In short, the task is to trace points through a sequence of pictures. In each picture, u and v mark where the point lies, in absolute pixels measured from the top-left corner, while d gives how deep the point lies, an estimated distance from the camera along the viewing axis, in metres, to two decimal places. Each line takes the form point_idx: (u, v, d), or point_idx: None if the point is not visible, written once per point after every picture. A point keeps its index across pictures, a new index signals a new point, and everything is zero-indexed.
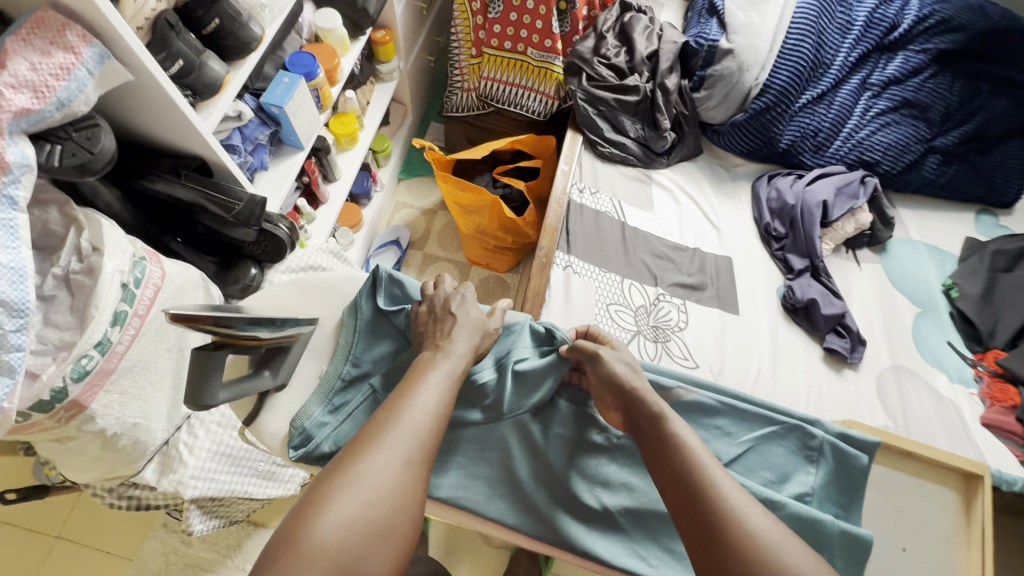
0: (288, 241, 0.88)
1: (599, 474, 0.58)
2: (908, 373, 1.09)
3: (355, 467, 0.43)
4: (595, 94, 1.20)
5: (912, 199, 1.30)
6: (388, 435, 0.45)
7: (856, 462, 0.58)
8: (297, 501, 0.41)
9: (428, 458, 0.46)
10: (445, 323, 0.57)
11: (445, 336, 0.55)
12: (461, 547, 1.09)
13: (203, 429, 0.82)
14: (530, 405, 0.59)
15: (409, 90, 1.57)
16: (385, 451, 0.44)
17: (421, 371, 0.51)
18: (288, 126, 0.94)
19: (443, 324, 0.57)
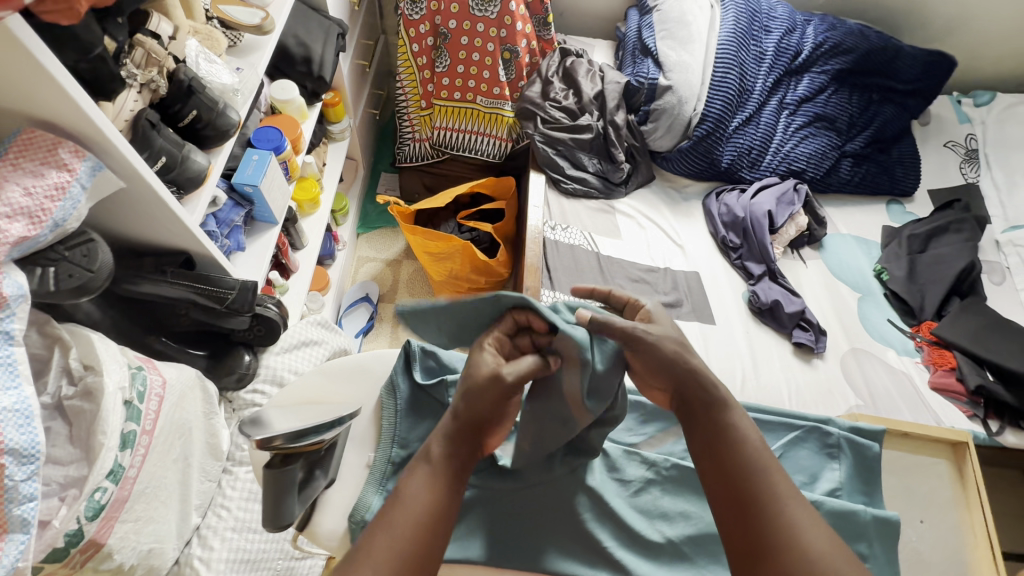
0: (281, 321, 0.85)
1: (653, 506, 0.61)
2: (865, 352, 1.23)
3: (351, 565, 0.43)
4: (552, 136, 1.26)
5: (836, 198, 1.47)
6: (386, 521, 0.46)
7: (869, 451, 0.65)
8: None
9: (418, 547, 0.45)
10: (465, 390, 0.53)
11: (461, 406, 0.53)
12: None
13: (218, 538, 0.76)
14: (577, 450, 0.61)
15: (359, 145, 1.56)
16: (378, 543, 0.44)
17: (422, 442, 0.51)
18: (262, 203, 0.91)
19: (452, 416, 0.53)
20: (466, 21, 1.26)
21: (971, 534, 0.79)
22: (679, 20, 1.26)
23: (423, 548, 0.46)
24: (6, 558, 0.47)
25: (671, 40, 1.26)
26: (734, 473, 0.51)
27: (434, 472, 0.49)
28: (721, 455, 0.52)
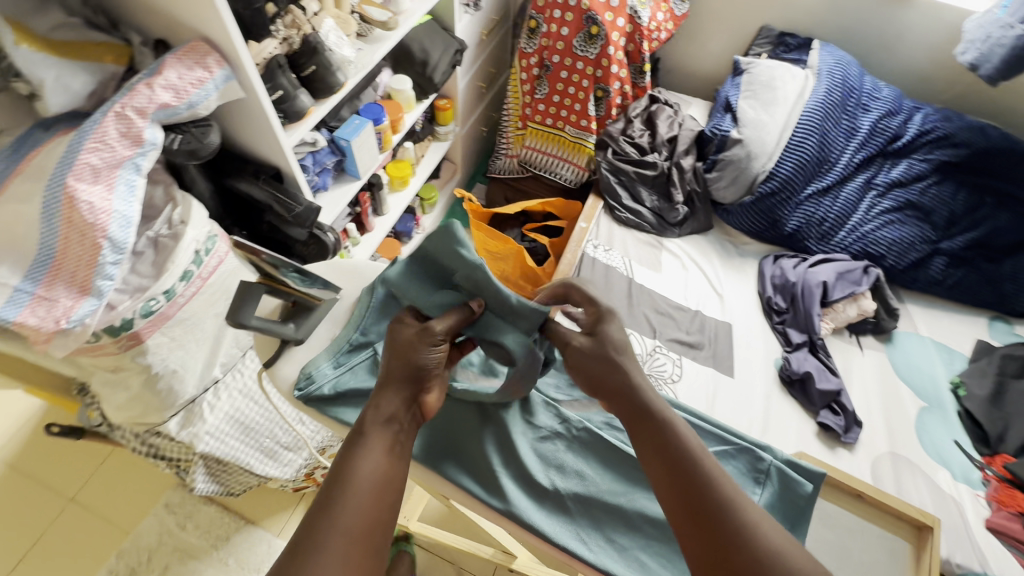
0: (332, 247, 1.04)
1: (551, 456, 0.65)
2: (906, 462, 1.08)
3: (312, 547, 0.44)
4: (617, 166, 1.37)
5: (923, 297, 1.33)
6: (337, 501, 0.47)
7: (800, 488, 0.62)
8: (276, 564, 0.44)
9: (374, 523, 0.47)
10: (403, 350, 0.56)
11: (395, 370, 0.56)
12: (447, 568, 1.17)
13: (226, 393, 0.94)
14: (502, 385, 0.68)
15: (460, 152, 1.79)
16: (336, 522, 0.46)
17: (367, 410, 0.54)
18: (350, 157, 1.13)
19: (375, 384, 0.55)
20: (569, 58, 1.41)
21: None
22: (766, 84, 1.31)
23: (377, 517, 0.48)
24: (80, 311, 0.67)
25: (754, 101, 1.31)
26: (681, 478, 0.50)
27: (380, 451, 0.51)
28: (658, 457, 0.51)
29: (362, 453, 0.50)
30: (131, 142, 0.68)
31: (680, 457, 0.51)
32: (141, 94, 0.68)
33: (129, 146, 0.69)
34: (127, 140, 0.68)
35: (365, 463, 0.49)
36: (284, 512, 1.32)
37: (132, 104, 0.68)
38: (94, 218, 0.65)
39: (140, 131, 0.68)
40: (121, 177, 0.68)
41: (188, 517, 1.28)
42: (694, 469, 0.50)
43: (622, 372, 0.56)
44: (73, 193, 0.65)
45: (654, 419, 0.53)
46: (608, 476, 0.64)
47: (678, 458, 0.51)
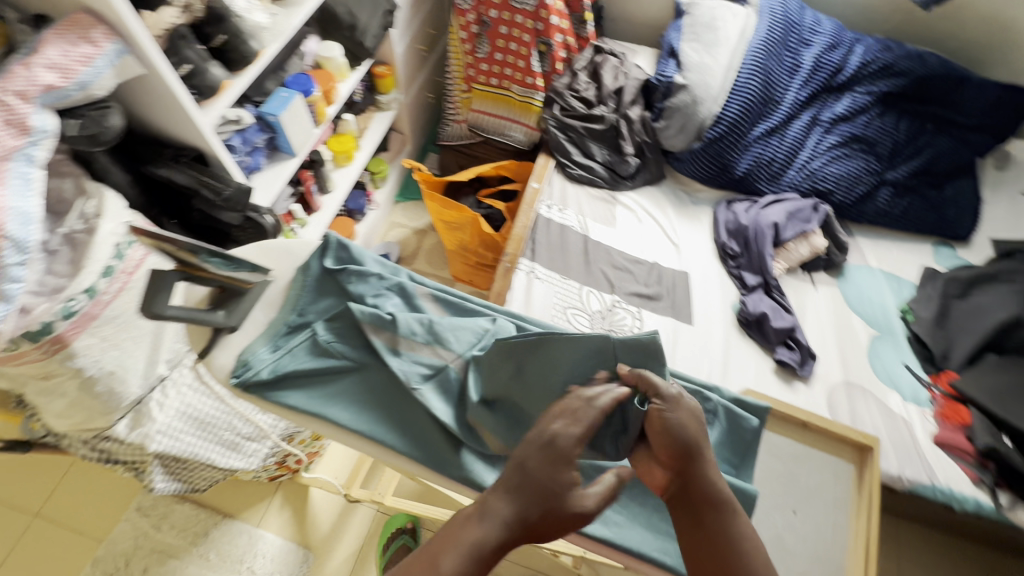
0: (272, 229, 1.01)
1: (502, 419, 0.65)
2: (859, 389, 1.12)
3: None
4: (565, 122, 1.35)
5: (871, 229, 1.37)
6: None
7: (746, 424, 0.64)
8: None
9: None
10: (558, 492, 0.48)
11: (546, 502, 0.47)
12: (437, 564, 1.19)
13: (175, 390, 0.91)
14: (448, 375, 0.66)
15: (408, 121, 1.72)
16: None
17: (491, 521, 0.47)
18: (282, 134, 1.07)
19: (509, 496, 0.48)
20: (507, 12, 1.35)
21: (853, 541, 0.74)
22: (707, 25, 1.29)
23: None
24: None
25: (696, 43, 1.29)
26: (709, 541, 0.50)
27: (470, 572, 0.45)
28: (704, 533, 0.51)
29: (446, 551, 0.46)
30: (17, 130, 0.63)
31: (724, 541, 0.50)
32: (19, 76, 0.62)
33: (15, 135, 0.63)
34: (12, 128, 0.62)
35: (447, 562, 0.45)
36: (262, 503, 1.31)
37: (10, 87, 0.62)
38: None
39: (25, 117, 0.63)
40: (12, 169, 0.63)
41: (162, 518, 1.26)
42: (737, 554, 0.50)
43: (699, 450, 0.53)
44: None
45: (716, 495, 0.52)
46: None
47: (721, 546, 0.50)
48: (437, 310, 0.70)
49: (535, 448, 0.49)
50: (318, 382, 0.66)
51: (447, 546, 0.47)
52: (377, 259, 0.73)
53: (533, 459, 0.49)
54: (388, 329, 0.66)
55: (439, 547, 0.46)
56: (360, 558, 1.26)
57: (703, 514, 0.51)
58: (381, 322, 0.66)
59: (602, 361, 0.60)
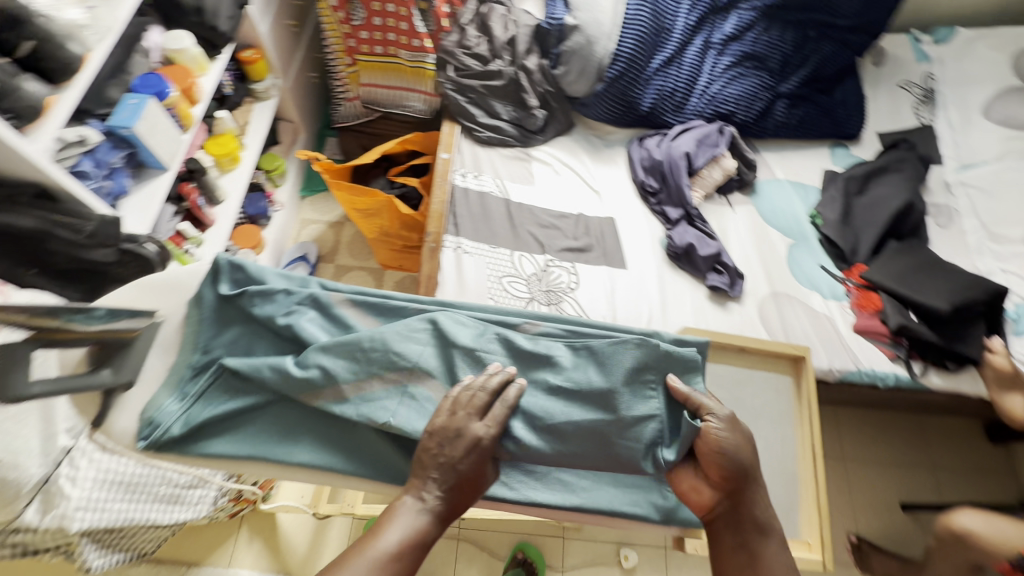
0: (157, 260, 0.90)
1: None
2: (785, 296, 1.18)
3: None
4: (462, 83, 1.27)
5: (774, 143, 1.42)
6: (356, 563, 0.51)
7: (690, 362, 0.66)
8: None
9: None
10: (480, 473, 0.57)
11: (470, 479, 0.57)
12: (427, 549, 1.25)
13: (86, 459, 0.79)
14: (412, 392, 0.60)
15: (295, 107, 1.57)
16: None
17: (427, 501, 0.56)
18: (143, 146, 0.93)
19: (441, 480, 0.56)
20: None
21: (800, 444, 0.79)
22: None
23: None
24: None
25: None
26: (741, 550, 0.59)
27: (410, 543, 0.54)
28: (738, 547, 0.59)
29: (389, 529, 0.54)
30: None
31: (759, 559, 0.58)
32: None
33: None
34: None
35: (390, 537, 0.53)
36: (228, 542, 1.24)
37: None
38: None
39: None
40: None
41: None
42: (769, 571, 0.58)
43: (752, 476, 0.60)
44: None
45: (756, 515, 0.60)
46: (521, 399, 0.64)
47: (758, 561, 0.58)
48: (360, 316, 0.64)
49: (464, 449, 0.57)
50: (240, 423, 0.60)
51: (387, 520, 0.55)
52: (279, 273, 0.65)
53: (464, 460, 0.57)
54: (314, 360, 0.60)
55: (379, 535, 0.54)
56: None
57: (743, 530, 0.60)
58: (308, 362, 0.59)
59: (635, 368, 0.64)
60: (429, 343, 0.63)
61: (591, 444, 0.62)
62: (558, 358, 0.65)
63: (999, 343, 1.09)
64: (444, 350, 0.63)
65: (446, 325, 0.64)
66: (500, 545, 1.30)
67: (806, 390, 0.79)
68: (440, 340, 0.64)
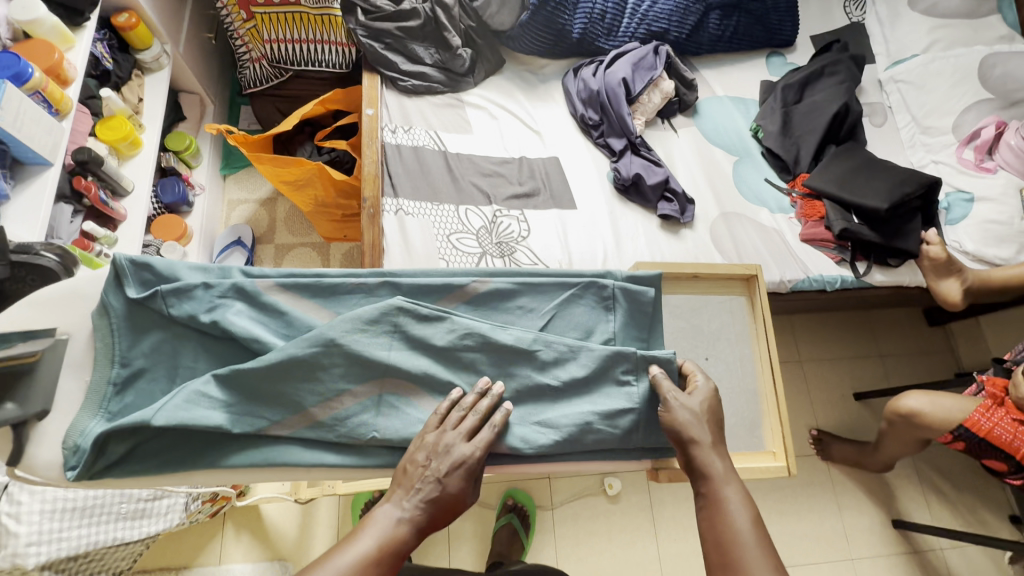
0: (60, 270, 0.77)
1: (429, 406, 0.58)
2: (735, 216, 1.19)
3: None
4: (375, 28, 1.15)
5: (711, 59, 1.38)
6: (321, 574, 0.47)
7: (644, 297, 0.64)
8: None
9: None
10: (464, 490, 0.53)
11: (454, 495, 0.52)
12: None
13: (27, 493, 0.78)
14: (395, 404, 0.57)
15: (196, 76, 1.41)
16: None
17: (410, 515, 0.52)
18: (13, 140, 0.81)
19: (425, 489, 0.52)
20: None
21: (759, 364, 0.81)
22: None
23: None
24: None
25: None
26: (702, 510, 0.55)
27: (382, 558, 0.49)
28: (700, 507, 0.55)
29: (365, 536, 0.50)
30: None
31: (714, 511, 0.54)
32: None
33: None
34: None
35: (364, 546, 0.50)
36: (215, 540, 1.22)
37: None
38: None
39: None
40: None
41: None
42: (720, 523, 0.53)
43: (689, 428, 0.57)
44: None
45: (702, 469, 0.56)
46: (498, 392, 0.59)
47: (719, 520, 0.53)
48: (294, 302, 0.59)
49: (450, 462, 0.53)
50: (177, 438, 0.55)
51: (362, 532, 0.51)
52: (192, 266, 0.58)
53: (451, 474, 0.52)
54: (271, 381, 0.54)
55: (353, 543, 0.50)
56: None
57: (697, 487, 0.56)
58: (256, 378, 0.54)
59: (618, 356, 0.61)
60: (395, 343, 0.58)
61: (579, 431, 0.58)
62: (540, 353, 0.59)
63: (934, 235, 1.13)
64: (414, 355, 0.58)
65: (416, 329, 0.58)
66: (491, 495, 1.32)
67: (761, 309, 0.79)
68: (411, 345, 0.58)
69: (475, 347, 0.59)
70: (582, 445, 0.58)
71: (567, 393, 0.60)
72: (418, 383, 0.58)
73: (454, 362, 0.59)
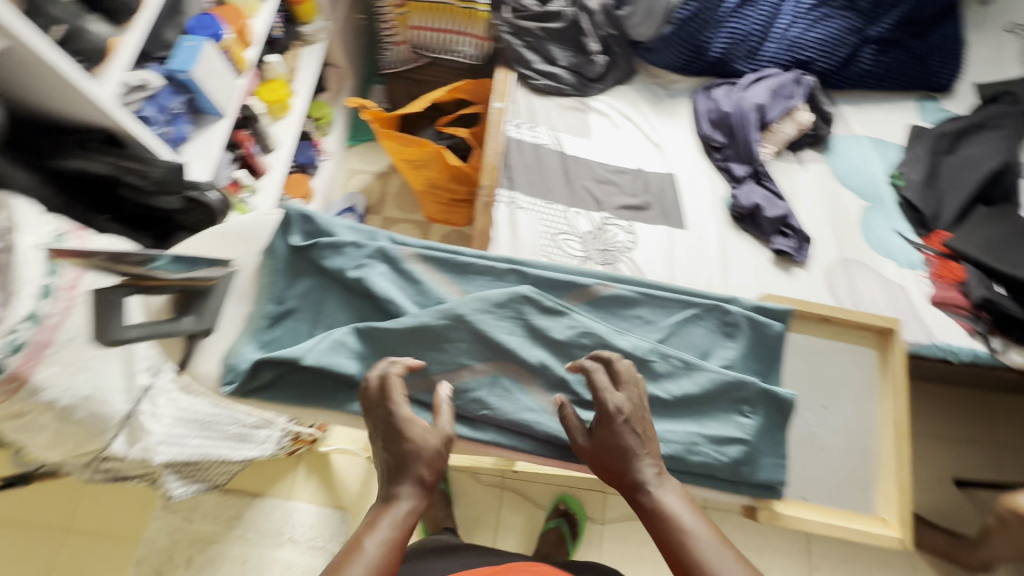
0: (220, 208, 0.89)
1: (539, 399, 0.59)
2: (856, 263, 1.11)
3: None
4: (519, 26, 1.21)
5: (854, 94, 1.30)
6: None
7: (769, 330, 0.62)
8: None
9: None
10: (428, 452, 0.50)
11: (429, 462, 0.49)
12: (465, 490, 1.33)
13: (164, 398, 0.84)
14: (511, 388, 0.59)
15: (342, 52, 1.52)
16: None
17: (392, 486, 0.48)
18: (201, 91, 0.92)
19: (397, 472, 0.49)
20: None
21: (881, 422, 0.76)
22: None
23: None
24: None
25: None
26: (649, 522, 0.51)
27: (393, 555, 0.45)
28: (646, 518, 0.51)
29: (368, 538, 0.45)
30: None
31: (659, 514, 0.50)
32: None
33: None
34: None
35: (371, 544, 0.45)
36: (288, 476, 1.32)
37: None
38: None
39: None
40: None
41: (192, 510, 1.26)
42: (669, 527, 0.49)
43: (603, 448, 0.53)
44: None
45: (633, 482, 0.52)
46: None
47: (669, 522, 0.49)
48: (431, 274, 0.63)
49: (423, 461, 0.49)
50: (313, 376, 0.59)
51: (365, 531, 0.46)
52: (347, 225, 0.64)
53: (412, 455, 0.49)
54: (403, 342, 0.59)
55: (361, 549, 0.44)
56: None
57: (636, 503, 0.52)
58: (389, 337, 0.58)
59: (733, 385, 0.60)
60: (517, 329, 0.60)
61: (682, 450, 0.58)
62: (655, 364, 0.60)
63: None
64: (533, 345, 0.60)
65: (538, 320, 0.61)
66: (543, 496, 1.34)
67: (898, 366, 0.76)
68: (531, 334, 0.60)
69: (590, 347, 0.60)
70: (684, 465, 0.58)
71: (676, 409, 0.60)
72: (534, 371, 0.60)
73: (567, 358, 0.61)
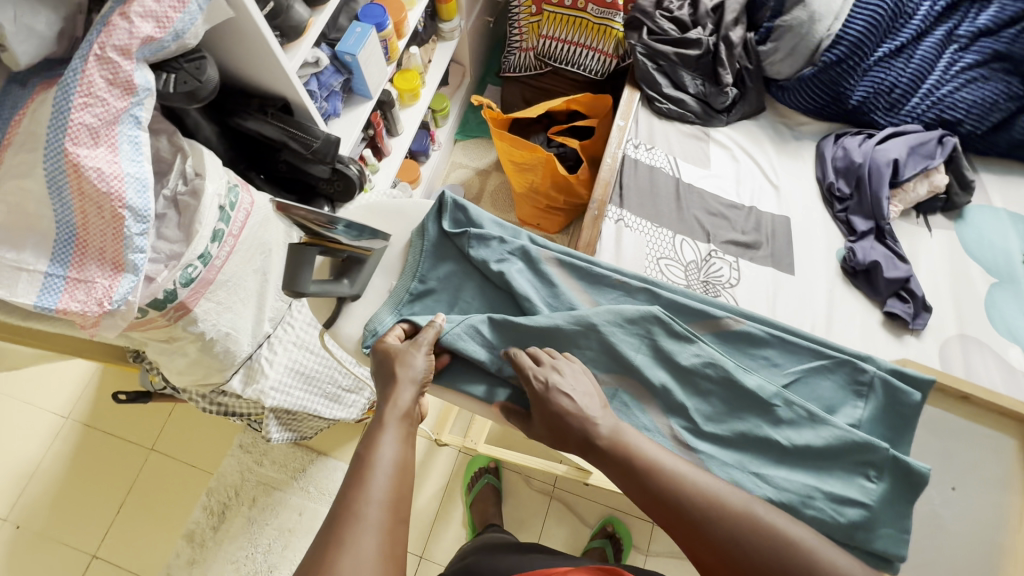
0: (358, 181, 0.93)
1: (654, 423, 0.60)
2: (977, 341, 1.03)
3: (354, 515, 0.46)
4: (655, 49, 1.22)
5: (999, 164, 1.21)
6: (370, 474, 0.48)
7: (907, 398, 0.60)
8: (313, 543, 0.45)
9: (400, 510, 0.48)
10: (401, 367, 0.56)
11: (411, 378, 0.56)
12: (515, 491, 1.34)
13: (281, 347, 0.92)
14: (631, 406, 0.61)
15: (467, 51, 1.60)
16: (368, 495, 0.47)
17: (393, 396, 0.55)
18: (358, 74, 0.99)
19: (390, 389, 0.55)
20: None
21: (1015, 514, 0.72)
22: None
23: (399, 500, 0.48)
24: (120, 289, 0.58)
25: None
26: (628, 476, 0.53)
27: (403, 453, 0.51)
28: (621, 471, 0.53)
29: (374, 447, 0.51)
30: (122, 91, 0.56)
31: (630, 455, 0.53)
32: (117, 27, 0.54)
33: (121, 96, 0.56)
34: (117, 89, 0.56)
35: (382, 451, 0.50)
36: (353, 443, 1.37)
37: (110, 42, 0.54)
38: (107, 186, 0.55)
39: (128, 74, 0.56)
40: (122, 134, 0.57)
41: (263, 455, 1.34)
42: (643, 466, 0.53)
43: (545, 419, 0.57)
44: (76, 161, 0.54)
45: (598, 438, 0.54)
46: (726, 430, 0.60)
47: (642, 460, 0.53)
48: (566, 279, 0.66)
49: (407, 384, 0.56)
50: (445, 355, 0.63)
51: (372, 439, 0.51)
52: (495, 220, 0.68)
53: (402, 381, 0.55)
54: (535, 339, 0.62)
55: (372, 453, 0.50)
56: (446, 495, 1.33)
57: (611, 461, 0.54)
58: (522, 332, 0.62)
59: (858, 445, 0.58)
60: (644, 348, 0.62)
61: (795, 500, 0.57)
62: (778, 409, 0.60)
63: None
64: (656, 366, 0.61)
65: (666, 343, 0.62)
66: (590, 514, 1.33)
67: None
68: (655, 354, 0.62)
69: (713, 378, 0.61)
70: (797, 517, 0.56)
71: (794, 457, 0.59)
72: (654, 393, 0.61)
73: (688, 385, 0.61)
